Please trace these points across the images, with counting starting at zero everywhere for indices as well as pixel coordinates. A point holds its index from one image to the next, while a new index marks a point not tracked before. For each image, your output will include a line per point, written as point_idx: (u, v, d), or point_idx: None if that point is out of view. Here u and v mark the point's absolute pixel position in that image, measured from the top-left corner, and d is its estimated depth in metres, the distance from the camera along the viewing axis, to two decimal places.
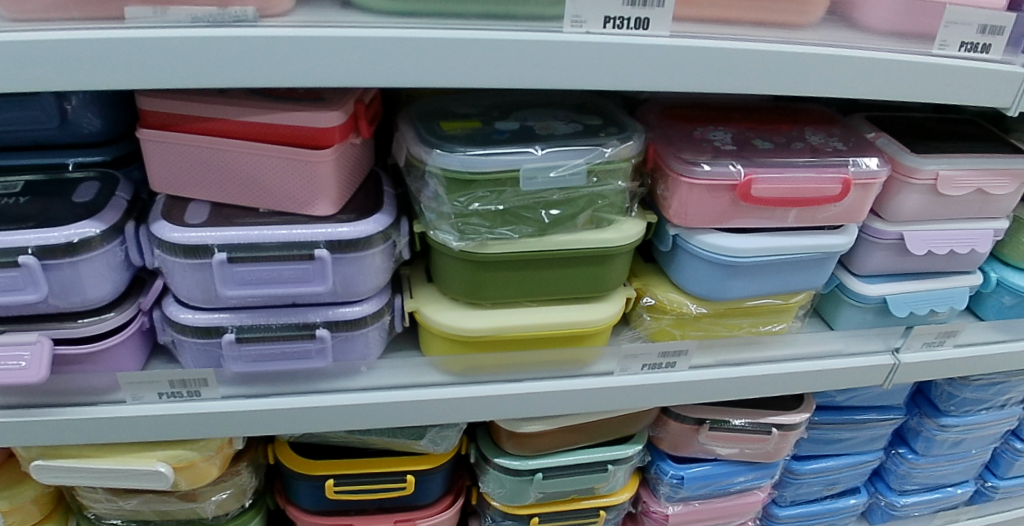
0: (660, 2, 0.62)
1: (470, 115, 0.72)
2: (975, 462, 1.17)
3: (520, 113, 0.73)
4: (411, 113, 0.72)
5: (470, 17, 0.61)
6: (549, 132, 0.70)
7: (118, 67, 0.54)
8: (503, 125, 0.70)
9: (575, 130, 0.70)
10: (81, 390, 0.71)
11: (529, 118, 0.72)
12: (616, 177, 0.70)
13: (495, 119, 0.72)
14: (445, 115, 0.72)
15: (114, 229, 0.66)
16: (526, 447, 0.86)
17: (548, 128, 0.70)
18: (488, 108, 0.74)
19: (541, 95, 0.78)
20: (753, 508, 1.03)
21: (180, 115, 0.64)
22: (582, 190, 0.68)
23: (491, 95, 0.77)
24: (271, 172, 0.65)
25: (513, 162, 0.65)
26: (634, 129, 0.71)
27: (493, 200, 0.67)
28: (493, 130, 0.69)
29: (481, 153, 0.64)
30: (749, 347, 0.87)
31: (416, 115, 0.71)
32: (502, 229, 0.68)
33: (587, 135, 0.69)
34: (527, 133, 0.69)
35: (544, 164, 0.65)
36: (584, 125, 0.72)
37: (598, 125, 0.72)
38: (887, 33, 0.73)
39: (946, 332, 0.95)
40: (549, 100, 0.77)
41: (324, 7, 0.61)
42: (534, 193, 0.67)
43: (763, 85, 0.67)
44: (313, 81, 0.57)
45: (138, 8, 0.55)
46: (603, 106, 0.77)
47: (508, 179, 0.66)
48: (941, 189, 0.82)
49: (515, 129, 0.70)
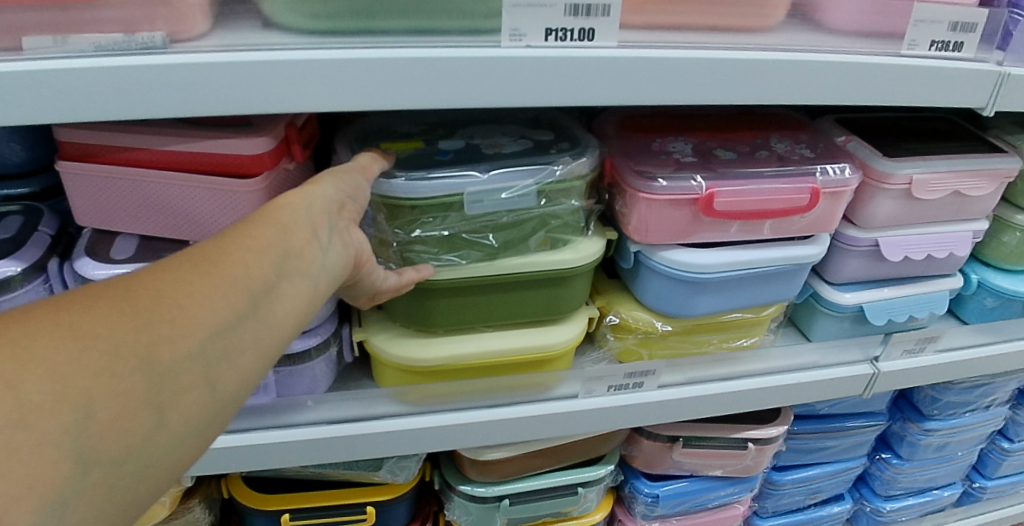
0: (606, 11, 0.57)
1: (410, 134, 0.69)
2: (962, 464, 1.15)
3: (464, 131, 0.70)
4: (345, 135, 0.68)
5: (399, 34, 0.56)
6: (498, 150, 0.66)
7: (17, 101, 0.49)
8: (447, 144, 0.66)
9: (525, 147, 0.67)
10: None
11: (474, 136, 0.69)
12: (569, 196, 0.66)
13: (438, 137, 0.68)
14: (383, 135, 0.68)
15: (36, 267, 0.62)
16: (491, 474, 0.83)
17: (495, 146, 0.66)
18: (431, 127, 0.71)
19: (488, 113, 0.74)
20: (732, 522, 1.01)
21: (99, 145, 0.59)
22: (533, 211, 0.65)
23: (434, 114, 0.73)
24: (200, 202, 0.61)
25: (457, 186, 0.61)
26: (588, 144, 0.68)
27: (438, 225, 0.63)
28: (434, 150, 0.65)
29: (423, 176, 0.60)
30: (721, 364, 0.84)
31: (349, 139, 0.67)
32: (449, 254, 0.65)
33: (538, 151, 0.66)
34: (473, 152, 0.65)
35: (490, 186, 0.62)
36: (534, 141, 0.68)
37: (550, 141, 0.68)
38: (855, 34, 0.69)
39: (927, 338, 0.92)
40: (500, 117, 0.73)
41: (245, 28, 0.56)
42: (483, 217, 0.63)
43: (721, 95, 0.63)
44: (235, 108, 0.53)
45: (36, 38, 0.49)
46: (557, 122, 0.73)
47: (453, 203, 0.62)
48: (915, 193, 0.78)
49: (459, 148, 0.66)
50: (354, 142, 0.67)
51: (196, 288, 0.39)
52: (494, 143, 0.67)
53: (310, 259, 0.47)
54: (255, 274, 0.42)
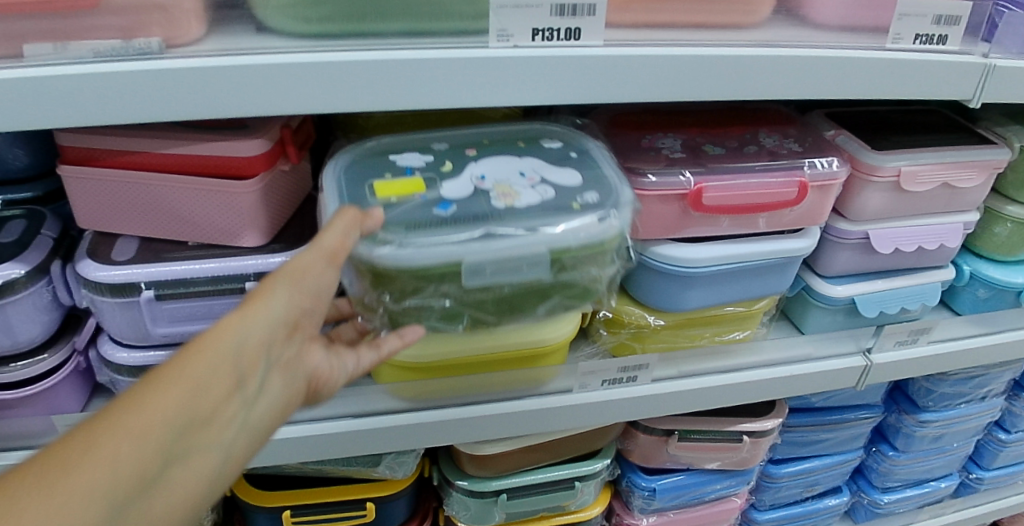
0: (591, 11, 0.59)
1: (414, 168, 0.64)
2: (958, 455, 1.15)
3: (475, 165, 0.65)
4: (342, 167, 0.64)
5: (391, 36, 0.58)
6: (508, 203, 0.61)
7: (19, 107, 0.51)
8: (449, 189, 0.62)
9: (543, 202, 0.61)
10: (17, 435, 0.69)
11: (487, 172, 0.64)
12: (587, 265, 0.61)
13: (445, 177, 0.63)
14: (386, 170, 0.64)
15: (39, 270, 0.63)
16: (488, 469, 0.84)
17: (506, 197, 0.62)
18: (441, 160, 0.66)
19: (504, 137, 0.70)
20: (729, 515, 1.02)
21: (98, 149, 0.60)
22: (542, 282, 0.61)
23: (447, 141, 0.70)
24: (196, 204, 0.62)
25: (451, 257, 0.57)
26: (613, 201, 0.62)
27: (433, 294, 0.60)
28: (437, 199, 0.61)
29: (417, 244, 0.57)
30: (714, 357, 0.85)
31: (347, 172, 0.64)
32: (440, 322, 0.63)
33: (555, 210, 0.60)
34: (480, 207, 0.61)
35: (492, 259, 0.58)
36: (553, 187, 0.63)
37: (571, 190, 0.63)
38: (840, 28, 0.69)
39: (919, 330, 0.93)
40: (517, 146, 0.69)
41: (240, 33, 0.58)
42: (478, 289, 0.60)
43: (706, 91, 0.65)
44: (230, 111, 0.55)
45: (37, 45, 0.51)
46: (580, 152, 0.69)
47: (447, 273, 0.59)
48: (904, 185, 0.79)
49: (463, 196, 0.61)
50: (352, 180, 0.63)
51: (58, 492, 0.33)
52: (506, 189, 0.63)
53: (231, 414, 0.43)
54: (145, 461, 0.37)
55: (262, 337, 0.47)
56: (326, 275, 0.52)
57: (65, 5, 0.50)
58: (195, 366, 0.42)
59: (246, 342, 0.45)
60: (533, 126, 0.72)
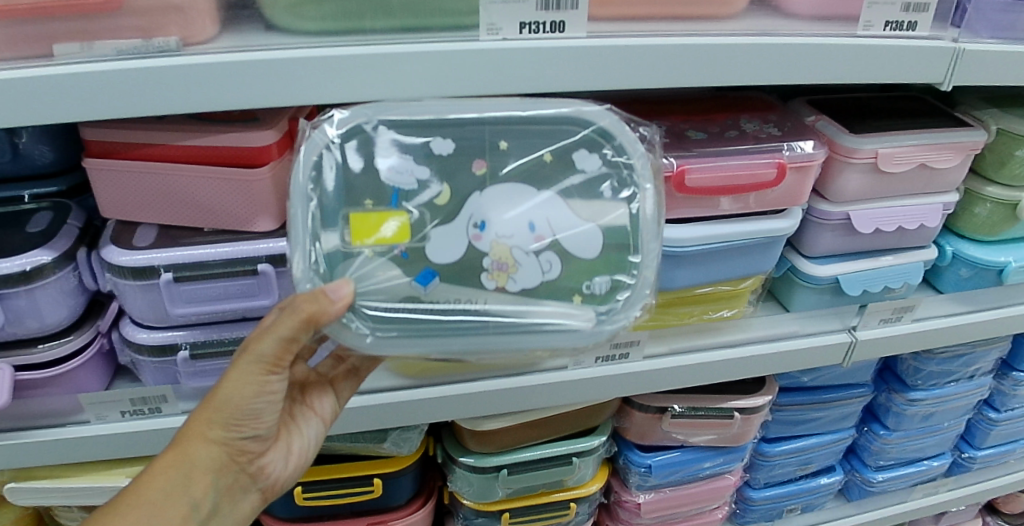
0: (574, 4, 0.63)
1: (406, 201, 0.62)
2: (949, 434, 1.19)
3: (477, 200, 0.62)
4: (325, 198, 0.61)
5: (388, 31, 0.62)
6: (501, 283, 0.60)
7: (49, 102, 0.56)
8: (439, 251, 0.60)
9: (541, 282, 0.60)
10: (46, 413, 0.74)
11: (493, 215, 0.61)
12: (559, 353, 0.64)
13: (437, 229, 0.61)
14: (372, 198, 0.61)
15: (66, 256, 0.68)
16: (489, 445, 0.88)
17: (503, 270, 0.60)
18: (437, 185, 0.62)
19: (525, 149, 0.64)
20: (724, 492, 1.05)
21: (121, 142, 0.65)
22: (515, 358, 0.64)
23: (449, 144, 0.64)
24: (211, 193, 0.67)
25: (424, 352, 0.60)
26: (613, 299, 0.63)
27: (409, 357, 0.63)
28: (420, 266, 0.60)
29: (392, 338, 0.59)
30: (703, 334, 0.90)
31: (328, 204, 0.61)
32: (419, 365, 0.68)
33: (546, 296, 0.60)
34: (472, 291, 0.59)
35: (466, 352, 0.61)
36: (560, 255, 0.61)
37: (577, 273, 0.61)
38: (812, 18, 0.73)
39: (903, 308, 0.96)
40: (536, 165, 0.64)
41: (249, 31, 0.62)
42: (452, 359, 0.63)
43: (686, 77, 0.69)
44: (241, 103, 0.59)
45: (65, 44, 0.56)
46: (609, 187, 0.64)
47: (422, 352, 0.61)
48: (882, 166, 0.83)
49: (451, 264, 0.60)
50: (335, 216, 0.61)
51: None
52: (506, 257, 0.59)
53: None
54: None
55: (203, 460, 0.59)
56: (265, 384, 0.58)
57: (90, 8, 0.55)
58: (156, 488, 0.56)
59: (191, 470, 0.58)
60: (561, 114, 0.65)
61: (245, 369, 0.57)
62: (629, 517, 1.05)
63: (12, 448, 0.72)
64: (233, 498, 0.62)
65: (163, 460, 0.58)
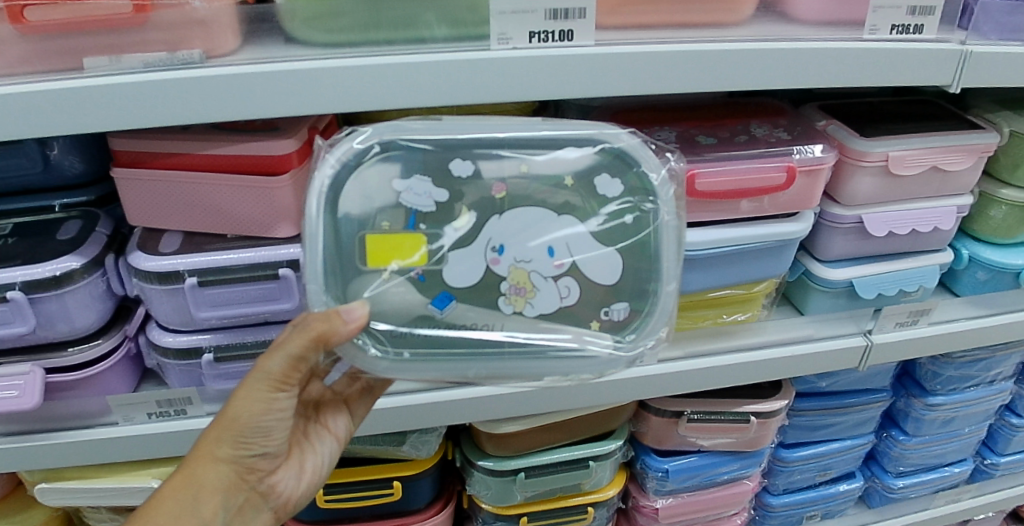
0: (582, 13, 0.64)
1: (423, 222, 0.59)
2: (971, 440, 1.17)
3: (496, 223, 0.59)
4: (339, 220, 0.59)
5: (402, 42, 0.64)
6: (520, 306, 0.59)
7: (79, 113, 0.58)
8: (456, 277, 0.59)
9: (558, 308, 0.60)
10: (76, 415, 0.76)
11: (511, 239, 0.59)
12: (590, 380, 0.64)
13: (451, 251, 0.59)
14: (387, 217, 0.59)
15: (95, 262, 0.71)
16: (506, 449, 0.89)
17: (521, 294, 0.59)
18: (454, 206, 0.59)
19: (546, 168, 0.60)
20: (742, 498, 1.05)
21: (148, 152, 0.68)
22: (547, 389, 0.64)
23: (468, 164, 0.60)
24: (233, 200, 0.69)
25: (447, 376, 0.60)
26: (633, 327, 0.63)
27: None
28: (437, 290, 0.59)
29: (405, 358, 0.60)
30: (717, 338, 0.90)
31: (342, 225, 0.59)
32: None
33: (563, 323, 0.61)
34: (489, 316, 0.59)
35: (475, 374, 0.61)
36: (578, 282, 0.60)
37: (594, 297, 0.61)
38: (819, 23, 0.74)
39: (919, 311, 0.96)
40: (561, 186, 0.61)
41: (269, 44, 0.65)
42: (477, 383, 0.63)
43: (696, 84, 0.69)
44: (262, 112, 0.61)
45: (95, 58, 0.58)
46: (637, 213, 0.62)
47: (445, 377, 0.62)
48: (893, 169, 0.83)
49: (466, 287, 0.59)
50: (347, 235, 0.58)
51: None
52: (525, 280, 0.59)
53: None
54: None
55: (214, 479, 0.61)
56: (274, 402, 0.60)
57: (119, 23, 0.57)
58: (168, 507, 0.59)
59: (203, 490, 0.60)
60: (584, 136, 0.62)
61: (253, 388, 0.59)
62: (647, 522, 1.05)
63: (46, 448, 0.75)
64: (246, 516, 0.64)
65: (174, 480, 0.60)
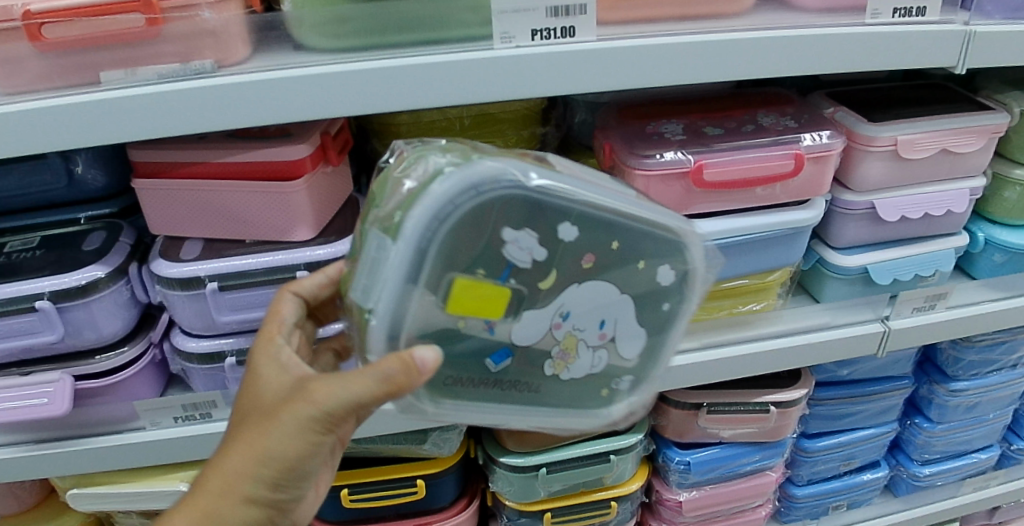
0: (583, 10, 0.65)
1: (615, 235, 0.56)
2: (997, 425, 1.16)
3: (575, 292, 0.56)
4: (422, 172, 0.54)
5: (404, 46, 0.65)
6: (559, 369, 0.59)
7: (99, 124, 0.60)
8: (577, 296, 0.56)
9: (587, 374, 0.61)
10: (105, 420, 0.79)
11: (577, 306, 0.57)
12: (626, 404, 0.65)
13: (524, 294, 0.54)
14: (500, 216, 0.52)
15: (119, 270, 0.73)
16: (527, 444, 0.90)
17: (564, 360, 0.59)
18: (547, 268, 0.54)
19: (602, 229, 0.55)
20: (765, 490, 1.05)
21: (166, 162, 0.70)
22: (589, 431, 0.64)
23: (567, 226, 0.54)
24: (250, 206, 0.71)
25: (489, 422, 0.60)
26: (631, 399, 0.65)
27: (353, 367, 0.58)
28: (498, 347, 0.56)
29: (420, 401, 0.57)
30: (733, 328, 0.91)
31: (410, 194, 0.52)
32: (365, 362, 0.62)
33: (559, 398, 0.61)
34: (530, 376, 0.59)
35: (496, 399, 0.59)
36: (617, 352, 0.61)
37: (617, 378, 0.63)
38: (820, 11, 0.74)
39: (936, 295, 0.95)
40: (609, 248, 0.56)
41: (278, 53, 0.67)
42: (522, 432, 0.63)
43: (700, 75, 0.70)
44: (275, 119, 0.63)
45: (111, 71, 0.60)
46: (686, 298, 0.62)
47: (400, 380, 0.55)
48: (902, 153, 0.83)
49: (524, 343, 0.56)
50: (416, 267, 0.51)
51: None
52: (574, 346, 0.58)
53: None
54: None
55: None
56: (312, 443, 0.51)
57: (132, 36, 0.59)
58: None
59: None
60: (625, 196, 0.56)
61: (302, 427, 0.50)
62: (672, 516, 1.05)
63: (77, 454, 0.77)
64: None
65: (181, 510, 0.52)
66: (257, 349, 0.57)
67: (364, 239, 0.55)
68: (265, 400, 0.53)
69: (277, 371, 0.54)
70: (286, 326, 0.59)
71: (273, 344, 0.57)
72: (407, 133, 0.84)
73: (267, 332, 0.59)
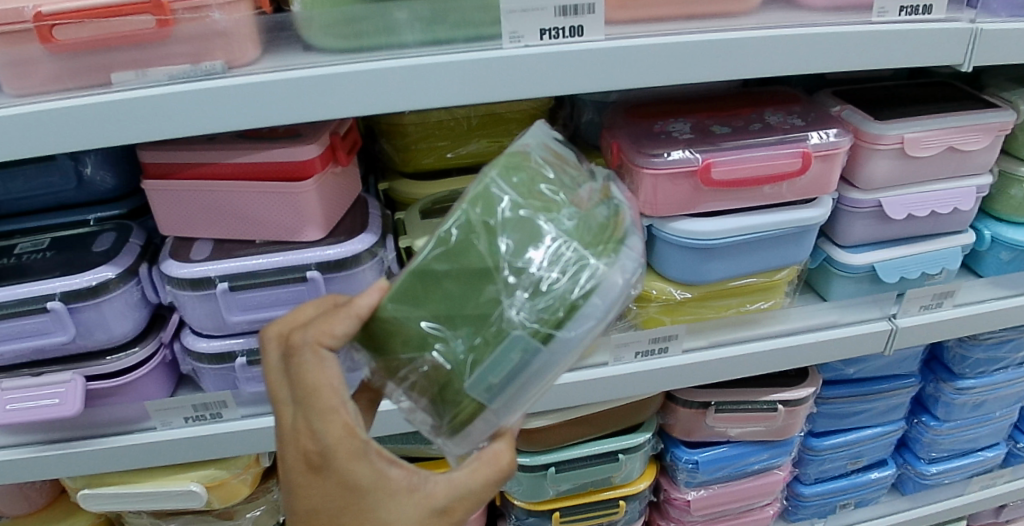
0: (591, 9, 0.65)
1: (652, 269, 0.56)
2: (1004, 423, 1.16)
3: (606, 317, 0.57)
4: (553, 260, 0.47)
5: (413, 46, 0.66)
6: None
7: (111, 125, 0.60)
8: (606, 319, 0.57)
9: None
10: (116, 421, 0.79)
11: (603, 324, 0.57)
12: None
13: None
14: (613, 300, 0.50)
15: (129, 271, 0.73)
16: (536, 444, 0.90)
17: None
18: None
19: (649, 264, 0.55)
20: (773, 488, 1.05)
21: (176, 163, 0.70)
22: None
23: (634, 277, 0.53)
24: (259, 206, 0.71)
25: None
26: None
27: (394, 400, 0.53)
28: None
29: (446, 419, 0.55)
30: (741, 327, 0.91)
31: (556, 299, 0.47)
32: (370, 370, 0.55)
33: None
34: None
35: None
36: None
37: None
38: (827, 9, 0.75)
39: (943, 293, 0.95)
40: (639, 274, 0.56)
41: (288, 53, 0.67)
42: None
43: (707, 74, 0.70)
44: (285, 120, 0.63)
45: (122, 73, 0.61)
46: None
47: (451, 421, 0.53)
48: (909, 151, 0.83)
49: None
50: (563, 367, 0.49)
51: None
52: None
53: None
54: None
55: None
56: None
57: (142, 38, 0.59)
58: None
59: None
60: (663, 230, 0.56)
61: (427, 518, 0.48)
62: (680, 515, 1.06)
63: (88, 454, 0.77)
64: None
65: None
66: (338, 449, 0.47)
67: (480, 330, 0.47)
68: (388, 517, 0.47)
69: (380, 476, 0.48)
70: (348, 408, 0.48)
71: (356, 441, 0.47)
72: (416, 134, 0.85)
73: (331, 421, 0.47)
